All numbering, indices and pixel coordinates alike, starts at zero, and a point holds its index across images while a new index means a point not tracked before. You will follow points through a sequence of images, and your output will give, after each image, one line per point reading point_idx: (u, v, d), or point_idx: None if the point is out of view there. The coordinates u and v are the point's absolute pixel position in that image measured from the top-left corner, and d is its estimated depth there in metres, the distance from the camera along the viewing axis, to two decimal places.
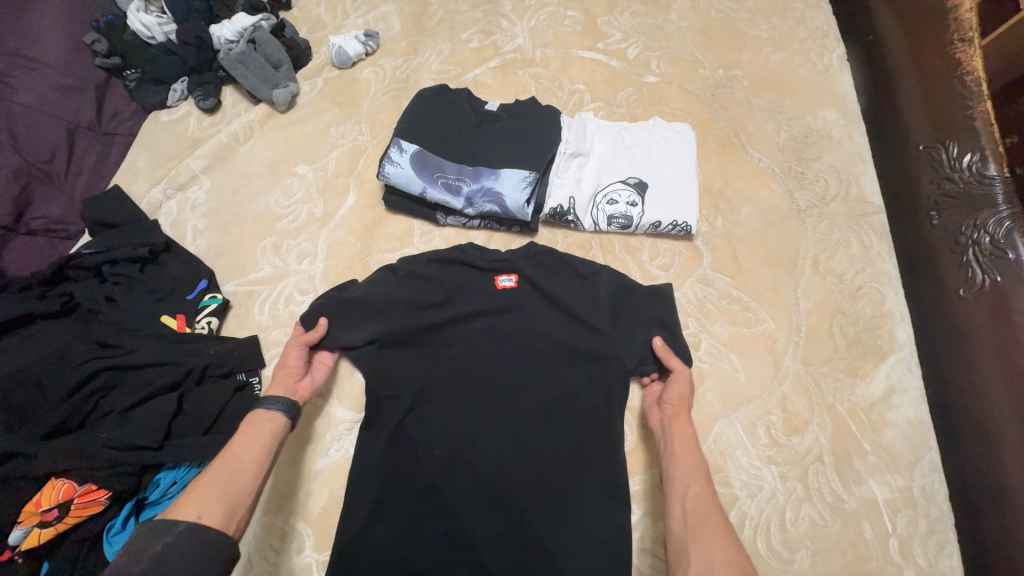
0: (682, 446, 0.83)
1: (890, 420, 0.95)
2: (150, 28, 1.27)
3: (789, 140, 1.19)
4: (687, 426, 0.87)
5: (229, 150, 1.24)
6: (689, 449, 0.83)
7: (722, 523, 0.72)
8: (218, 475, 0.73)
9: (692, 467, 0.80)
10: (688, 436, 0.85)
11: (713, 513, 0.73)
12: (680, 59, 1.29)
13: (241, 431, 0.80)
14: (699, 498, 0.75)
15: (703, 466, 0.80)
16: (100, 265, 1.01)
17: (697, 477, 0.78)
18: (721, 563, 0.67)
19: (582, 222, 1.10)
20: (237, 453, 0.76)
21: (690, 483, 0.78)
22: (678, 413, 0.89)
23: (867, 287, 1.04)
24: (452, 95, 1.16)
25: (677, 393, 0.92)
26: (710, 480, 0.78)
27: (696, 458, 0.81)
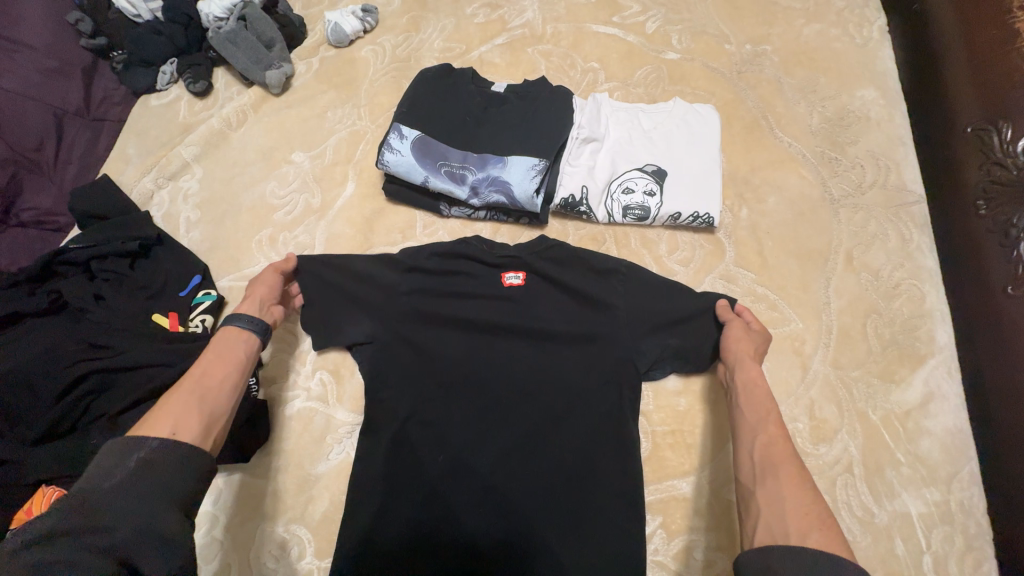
0: (748, 393, 0.78)
1: (926, 429, 0.88)
2: (135, 5, 1.18)
3: (823, 123, 1.09)
4: (754, 372, 0.81)
5: (222, 137, 1.18)
6: (757, 394, 0.78)
7: (795, 468, 0.65)
8: (189, 394, 0.70)
9: (763, 414, 0.74)
10: (757, 382, 0.79)
11: (785, 458, 0.67)
12: (703, 34, 1.18)
13: (207, 352, 0.77)
14: (768, 446, 0.69)
15: (771, 412, 0.74)
16: (88, 260, 0.97)
17: (768, 424, 0.72)
18: (795, 509, 0.61)
19: (595, 213, 1.02)
20: (206, 374, 0.73)
21: (759, 431, 0.72)
22: (746, 358, 0.84)
23: (905, 284, 0.96)
24: (456, 75, 1.08)
25: (750, 345, 0.86)
26: (779, 425, 0.71)
27: (766, 405, 0.75)
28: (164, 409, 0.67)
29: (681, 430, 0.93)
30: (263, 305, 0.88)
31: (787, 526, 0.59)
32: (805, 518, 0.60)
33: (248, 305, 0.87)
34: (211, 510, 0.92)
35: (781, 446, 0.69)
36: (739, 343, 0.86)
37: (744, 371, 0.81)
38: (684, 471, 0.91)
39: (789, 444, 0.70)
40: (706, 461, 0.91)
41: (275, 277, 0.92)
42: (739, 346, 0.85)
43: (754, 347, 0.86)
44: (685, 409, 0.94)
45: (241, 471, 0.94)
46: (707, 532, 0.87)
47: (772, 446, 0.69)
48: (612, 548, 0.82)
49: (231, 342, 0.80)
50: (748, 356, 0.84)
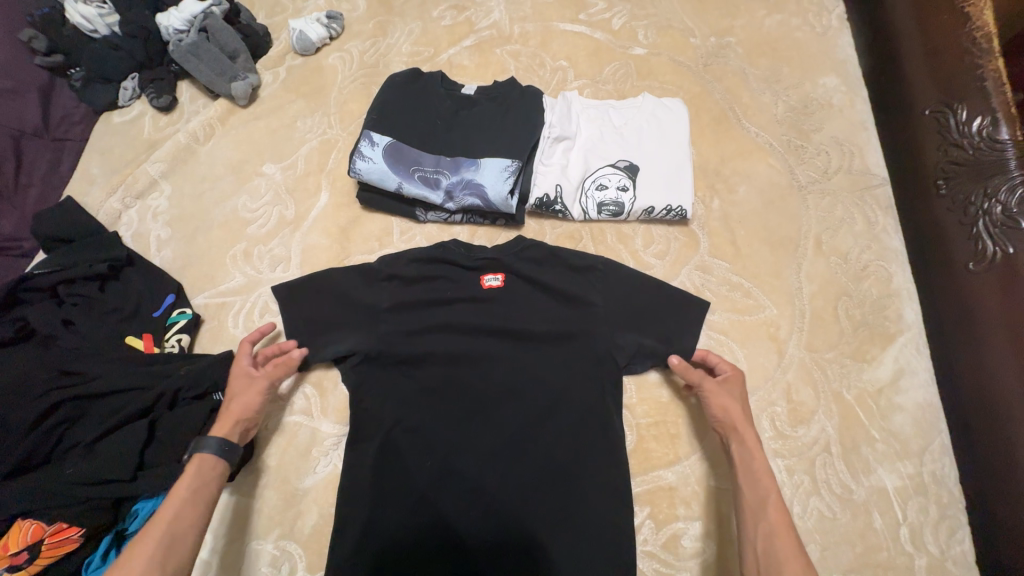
0: (747, 469, 0.79)
1: (898, 404, 0.91)
2: (92, 20, 1.15)
3: (788, 112, 1.11)
4: (754, 447, 0.81)
5: (190, 151, 1.16)
6: (756, 472, 0.78)
7: (800, 560, 0.68)
8: (165, 536, 0.71)
9: (763, 496, 0.75)
10: (754, 455, 0.79)
11: (790, 552, 0.69)
12: (669, 28, 1.19)
13: (181, 486, 0.76)
14: (772, 537, 0.71)
15: (771, 494, 0.76)
16: (55, 285, 0.94)
17: (768, 510, 0.74)
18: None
19: (571, 211, 1.03)
20: (183, 509, 0.74)
21: (760, 518, 0.74)
22: (742, 427, 0.83)
23: (872, 266, 0.99)
24: (425, 79, 1.08)
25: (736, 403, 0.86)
26: (780, 511, 0.73)
27: (765, 484, 0.77)
28: (136, 555, 0.68)
29: (664, 421, 0.95)
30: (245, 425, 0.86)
31: None
32: None
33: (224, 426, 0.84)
34: None
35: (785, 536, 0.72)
36: (735, 409, 0.85)
37: (741, 445, 0.81)
38: (670, 460, 0.92)
39: (793, 532, 0.72)
40: (690, 449, 0.93)
41: (261, 392, 0.88)
42: (729, 414, 0.85)
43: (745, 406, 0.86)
44: (667, 400, 0.96)
45: (228, 489, 0.93)
46: (693, 519, 0.89)
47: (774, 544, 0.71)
48: (601, 541, 0.84)
49: (205, 469, 0.79)
50: (739, 422, 0.84)
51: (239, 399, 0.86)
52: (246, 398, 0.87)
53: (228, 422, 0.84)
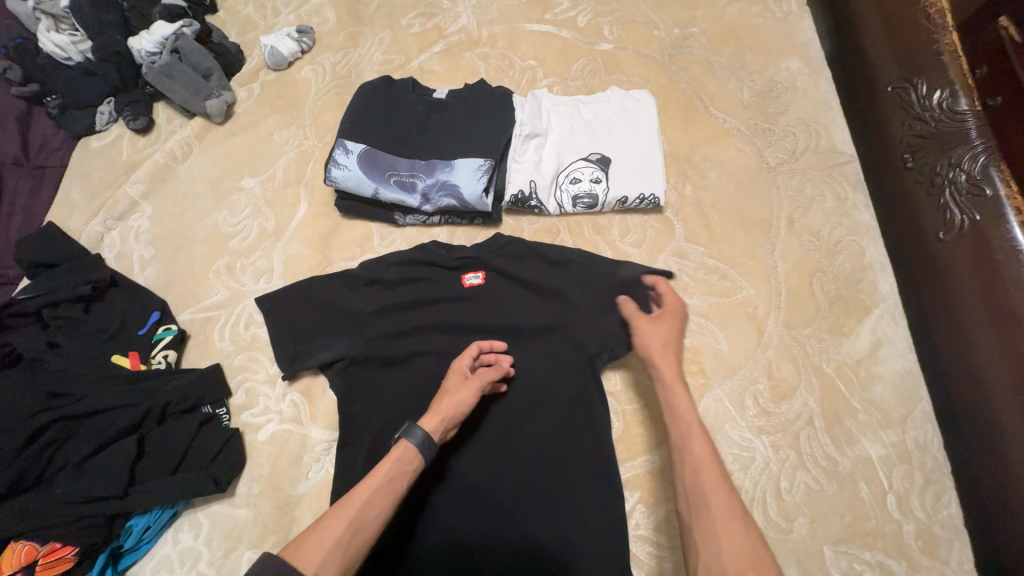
0: (670, 407, 0.79)
1: (878, 374, 0.92)
2: (64, 48, 1.16)
3: (753, 96, 1.13)
4: (675, 386, 0.81)
5: (169, 171, 1.17)
6: (678, 407, 0.79)
7: (726, 490, 0.69)
8: (332, 553, 0.66)
9: (685, 434, 0.75)
10: (674, 394, 0.80)
11: (714, 483, 0.69)
12: (633, 23, 1.22)
13: (381, 469, 0.75)
14: (696, 471, 0.71)
15: (694, 428, 0.75)
16: (39, 309, 0.95)
17: (690, 444, 0.74)
18: (730, 547, 0.64)
19: (546, 206, 1.04)
20: (359, 521, 0.69)
21: (686, 454, 0.74)
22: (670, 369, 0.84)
23: (845, 241, 1.01)
24: (397, 86, 1.10)
25: (662, 343, 0.87)
26: (703, 445, 0.73)
27: (688, 420, 0.77)
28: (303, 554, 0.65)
29: (647, 406, 0.96)
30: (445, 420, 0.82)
31: (723, 569, 0.63)
32: (739, 559, 0.63)
33: (434, 419, 0.82)
34: (192, 545, 0.88)
35: (708, 466, 0.71)
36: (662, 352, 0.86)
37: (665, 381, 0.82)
38: (653, 444, 0.93)
39: (715, 461, 0.72)
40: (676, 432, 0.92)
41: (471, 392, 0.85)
42: (655, 352, 0.86)
43: (672, 348, 0.86)
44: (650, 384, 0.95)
45: (233, 503, 0.91)
46: None
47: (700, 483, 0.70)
48: (590, 527, 0.84)
49: (409, 471, 0.77)
50: (664, 361, 0.84)
51: (450, 394, 0.85)
52: (456, 397, 0.84)
53: (444, 420, 0.82)
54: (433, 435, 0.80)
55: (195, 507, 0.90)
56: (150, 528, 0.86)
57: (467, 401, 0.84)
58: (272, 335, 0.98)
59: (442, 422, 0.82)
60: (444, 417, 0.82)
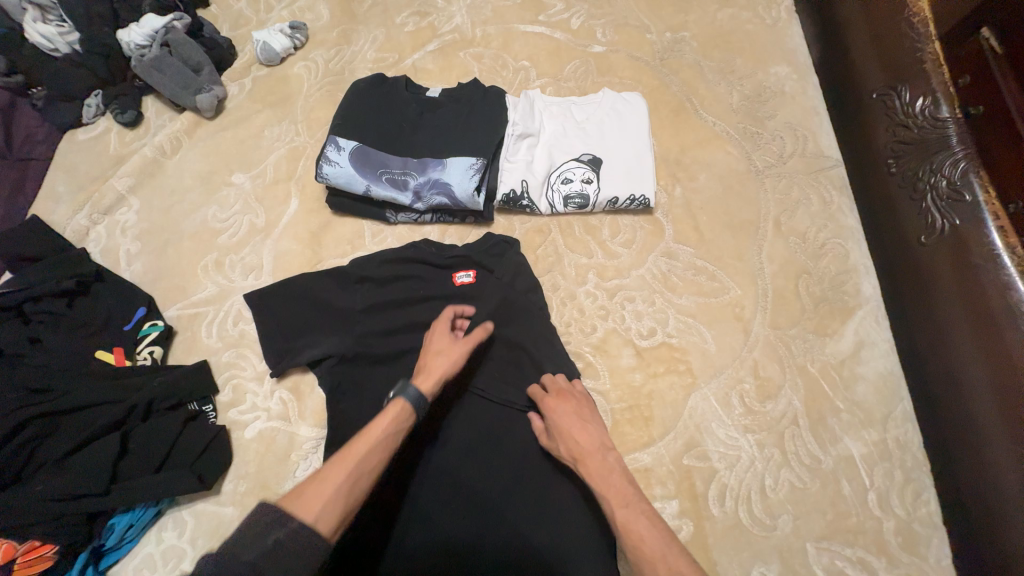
0: (600, 478, 0.76)
1: (860, 374, 0.94)
2: (51, 39, 1.15)
3: (743, 101, 1.14)
4: (598, 456, 0.79)
5: (157, 165, 1.15)
6: (609, 478, 0.76)
7: (675, 550, 0.66)
8: (334, 497, 0.63)
9: (621, 503, 0.73)
10: (600, 466, 0.78)
11: (662, 550, 0.66)
12: (625, 26, 1.23)
13: (377, 423, 0.73)
14: (642, 546, 0.67)
15: (628, 495, 0.73)
16: (21, 303, 0.93)
17: (627, 513, 0.71)
18: None
19: (538, 205, 1.05)
20: (360, 468, 0.68)
21: (631, 528, 0.69)
22: (586, 454, 0.79)
23: (830, 243, 1.02)
24: (390, 84, 1.10)
25: (573, 417, 0.84)
26: (639, 510, 0.71)
27: (622, 485, 0.75)
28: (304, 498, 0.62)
29: (639, 404, 0.94)
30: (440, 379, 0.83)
31: None
32: None
33: (427, 380, 0.82)
34: (176, 544, 0.87)
35: (653, 534, 0.69)
36: (578, 436, 0.81)
37: (584, 455, 0.79)
38: (645, 442, 0.91)
39: (657, 523, 0.70)
40: (666, 431, 0.92)
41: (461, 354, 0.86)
42: (570, 426, 0.82)
43: (582, 417, 0.84)
44: (640, 383, 0.95)
45: (219, 502, 0.90)
46: (670, 497, 0.88)
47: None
48: (580, 528, 0.83)
49: (405, 427, 0.75)
50: (579, 432, 0.82)
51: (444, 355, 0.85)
52: (449, 356, 0.85)
53: (438, 381, 0.82)
54: (429, 393, 0.80)
55: (179, 505, 0.89)
56: (133, 526, 0.85)
57: (456, 360, 0.85)
58: (262, 331, 0.98)
59: (437, 382, 0.82)
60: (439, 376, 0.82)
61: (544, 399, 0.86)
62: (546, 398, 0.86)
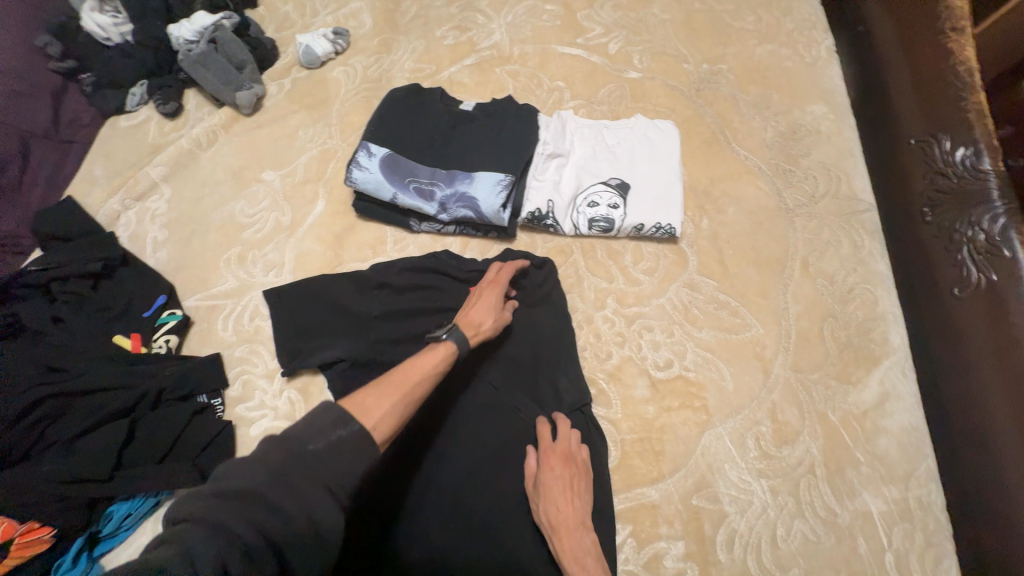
0: (577, 560, 0.76)
1: (883, 428, 0.90)
2: (105, 28, 1.20)
3: (777, 137, 1.13)
4: (579, 535, 0.79)
5: (192, 156, 1.18)
6: (584, 560, 0.77)
7: None
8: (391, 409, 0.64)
9: None
10: (580, 545, 0.78)
11: None
12: (663, 54, 1.23)
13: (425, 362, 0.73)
14: None
15: None
16: (49, 281, 0.94)
17: None
18: None
19: (562, 226, 1.05)
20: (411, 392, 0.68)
21: None
22: (566, 529, 0.78)
23: (858, 288, 1.00)
24: (425, 95, 1.12)
25: (566, 486, 0.82)
26: None
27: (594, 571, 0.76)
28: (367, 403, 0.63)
29: (650, 437, 0.91)
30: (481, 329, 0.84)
31: None
32: None
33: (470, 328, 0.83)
34: None
35: None
36: (564, 507, 0.80)
37: (566, 533, 0.78)
38: (653, 478, 0.89)
39: None
40: (676, 468, 0.89)
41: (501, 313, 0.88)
42: (560, 495, 0.81)
43: (574, 489, 0.82)
44: (653, 416, 0.93)
45: None
46: (676, 538, 0.85)
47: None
48: None
49: (448, 368, 0.75)
50: (567, 504, 0.80)
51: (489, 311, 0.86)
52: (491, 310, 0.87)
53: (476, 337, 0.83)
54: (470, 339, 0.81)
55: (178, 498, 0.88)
56: (131, 515, 0.84)
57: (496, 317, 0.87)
58: (276, 328, 0.97)
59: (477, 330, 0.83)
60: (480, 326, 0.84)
61: (544, 457, 0.83)
62: (546, 457, 0.83)
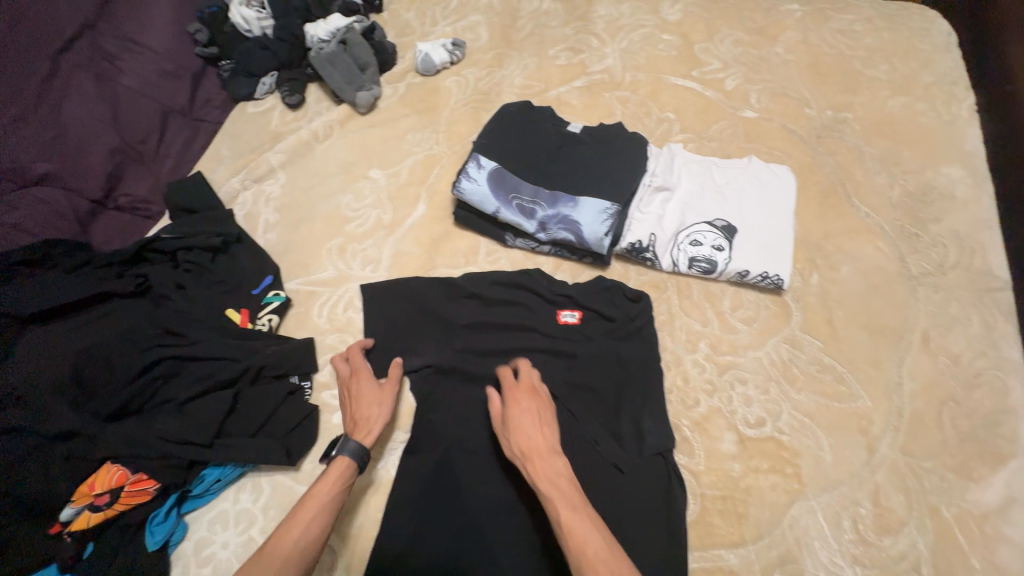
0: (554, 482, 0.73)
1: (1005, 535, 0.81)
2: (249, 21, 1.29)
3: (904, 197, 1.06)
4: (556, 460, 0.76)
5: (308, 147, 1.25)
6: (562, 483, 0.73)
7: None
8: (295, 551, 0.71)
9: (577, 511, 0.70)
10: (556, 469, 0.75)
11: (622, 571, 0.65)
12: (783, 96, 1.19)
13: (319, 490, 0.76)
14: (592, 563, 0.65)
15: (580, 505, 0.71)
16: (176, 250, 1.03)
17: (580, 525, 0.68)
18: None
19: (660, 261, 1.02)
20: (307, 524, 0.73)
21: (583, 539, 0.67)
22: (537, 453, 0.76)
23: (986, 374, 0.91)
24: (536, 113, 1.13)
25: (535, 415, 0.80)
26: (591, 519, 0.70)
27: (575, 493, 0.73)
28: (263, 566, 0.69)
29: (734, 497, 0.86)
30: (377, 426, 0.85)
31: None
32: None
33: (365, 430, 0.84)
34: (249, 509, 0.89)
35: (611, 555, 0.66)
36: (534, 434, 0.78)
37: (539, 458, 0.76)
38: (734, 542, 0.83)
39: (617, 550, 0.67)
40: (759, 536, 0.83)
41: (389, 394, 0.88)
42: (530, 424, 0.79)
43: (542, 416, 0.81)
44: (739, 475, 0.88)
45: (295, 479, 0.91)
46: None
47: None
48: None
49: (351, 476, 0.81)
50: (536, 430, 0.78)
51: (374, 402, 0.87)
52: (379, 400, 0.87)
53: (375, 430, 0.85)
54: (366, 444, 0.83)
55: (260, 471, 0.92)
56: (220, 481, 0.89)
57: (385, 404, 0.87)
58: (369, 322, 1.01)
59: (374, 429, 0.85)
60: (370, 425, 0.85)
61: (509, 390, 0.83)
62: (511, 390, 0.83)
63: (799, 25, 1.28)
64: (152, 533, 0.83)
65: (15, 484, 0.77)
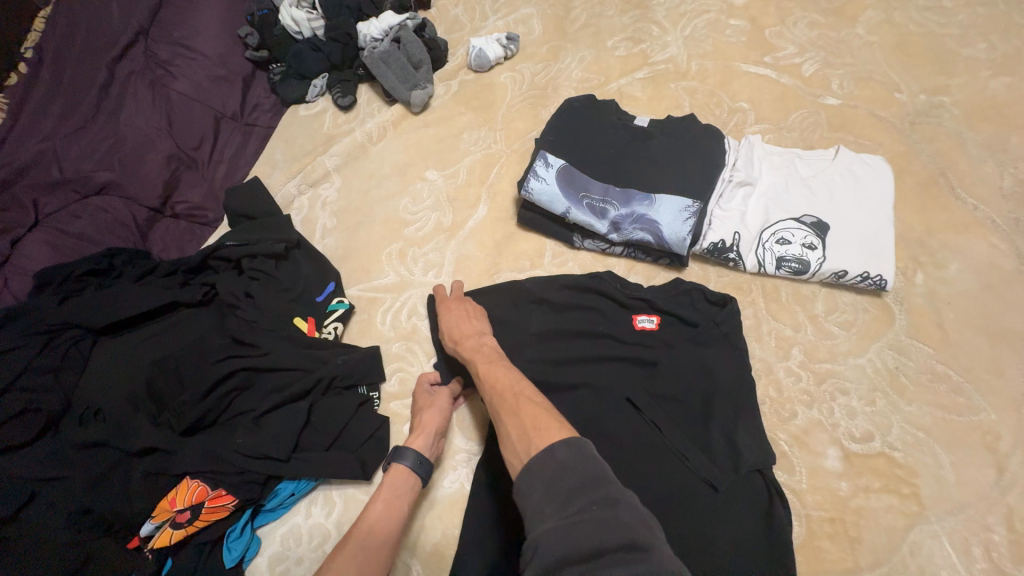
0: (476, 350, 0.82)
1: None
2: (299, 23, 1.26)
3: (1016, 187, 0.96)
4: (479, 337, 0.84)
5: (363, 149, 1.22)
6: (484, 350, 0.82)
7: (538, 400, 0.67)
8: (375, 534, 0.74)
9: (493, 365, 0.77)
10: (477, 342, 0.83)
11: (526, 396, 0.68)
12: (868, 80, 1.10)
13: (378, 498, 0.77)
14: (501, 395, 0.70)
15: (496, 361, 0.78)
16: (240, 258, 1.00)
17: (496, 374, 0.75)
18: (538, 434, 0.61)
19: (745, 261, 0.95)
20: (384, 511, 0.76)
21: (495, 381, 0.74)
22: (465, 335, 0.86)
23: None
24: (601, 107, 1.07)
25: (464, 309, 0.91)
26: (507, 367, 0.76)
27: (496, 357, 0.80)
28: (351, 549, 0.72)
29: (844, 518, 0.79)
30: (433, 437, 0.85)
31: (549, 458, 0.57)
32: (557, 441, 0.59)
33: (421, 436, 0.84)
34: (322, 523, 0.85)
35: (521, 388, 0.71)
36: (461, 322, 0.88)
37: (463, 336, 0.85)
38: (848, 569, 0.76)
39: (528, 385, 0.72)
40: (877, 563, 0.76)
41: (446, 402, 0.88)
42: (458, 315, 0.90)
43: (470, 309, 0.91)
44: (848, 495, 0.80)
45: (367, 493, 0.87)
46: None
47: (505, 412, 0.67)
48: None
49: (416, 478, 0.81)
50: (462, 318, 0.89)
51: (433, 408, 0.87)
52: (437, 408, 0.87)
53: (431, 436, 0.85)
54: (424, 454, 0.83)
55: (332, 485, 0.88)
56: (293, 495, 0.86)
57: (443, 410, 0.87)
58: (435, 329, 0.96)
59: (429, 437, 0.84)
60: (427, 433, 0.84)
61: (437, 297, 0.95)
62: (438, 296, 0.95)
63: (880, 3, 1.18)
64: (229, 550, 0.81)
65: (97, 500, 0.75)
